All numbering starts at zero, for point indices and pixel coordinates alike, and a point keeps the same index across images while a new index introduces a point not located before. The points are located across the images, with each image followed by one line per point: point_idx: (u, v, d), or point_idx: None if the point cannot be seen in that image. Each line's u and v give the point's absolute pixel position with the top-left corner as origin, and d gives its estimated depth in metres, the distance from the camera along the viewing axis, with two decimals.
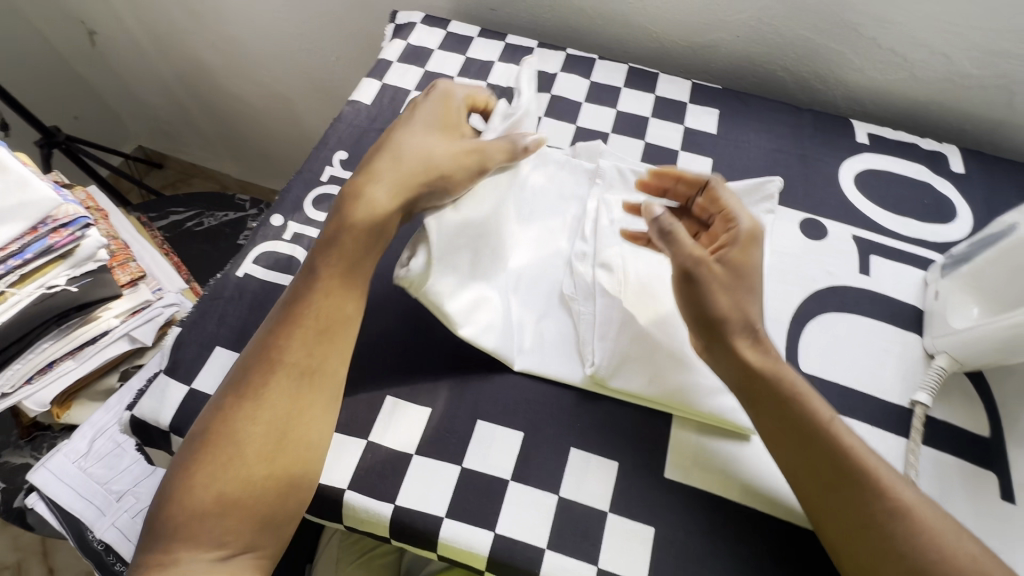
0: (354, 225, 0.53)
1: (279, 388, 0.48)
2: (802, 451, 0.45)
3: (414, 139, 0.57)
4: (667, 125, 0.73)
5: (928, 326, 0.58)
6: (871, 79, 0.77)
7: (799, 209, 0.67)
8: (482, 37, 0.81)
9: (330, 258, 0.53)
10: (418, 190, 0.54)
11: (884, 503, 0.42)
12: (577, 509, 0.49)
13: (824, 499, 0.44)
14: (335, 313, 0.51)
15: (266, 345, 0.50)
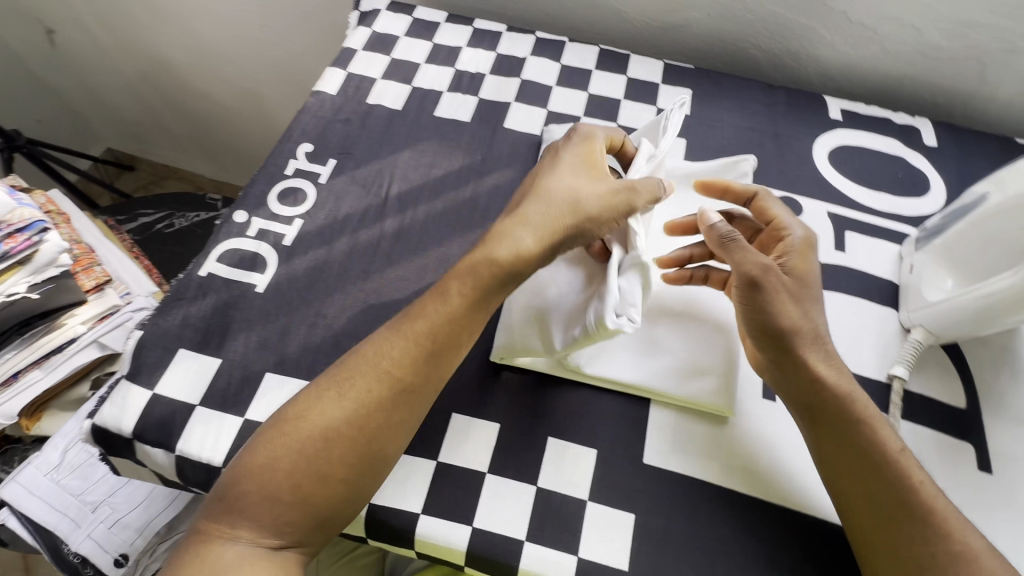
0: (474, 261, 0.48)
1: (376, 393, 0.45)
2: (874, 483, 0.44)
3: (573, 181, 0.50)
4: (640, 107, 0.72)
5: (904, 301, 0.58)
6: (843, 55, 0.77)
7: (773, 187, 0.66)
8: (450, 22, 0.79)
9: (463, 280, 0.48)
10: (564, 236, 0.48)
11: (947, 547, 0.41)
12: (556, 499, 0.48)
13: (891, 531, 0.42)
14: (437, 320, 0.47)
15: (380, 348, 0.47)
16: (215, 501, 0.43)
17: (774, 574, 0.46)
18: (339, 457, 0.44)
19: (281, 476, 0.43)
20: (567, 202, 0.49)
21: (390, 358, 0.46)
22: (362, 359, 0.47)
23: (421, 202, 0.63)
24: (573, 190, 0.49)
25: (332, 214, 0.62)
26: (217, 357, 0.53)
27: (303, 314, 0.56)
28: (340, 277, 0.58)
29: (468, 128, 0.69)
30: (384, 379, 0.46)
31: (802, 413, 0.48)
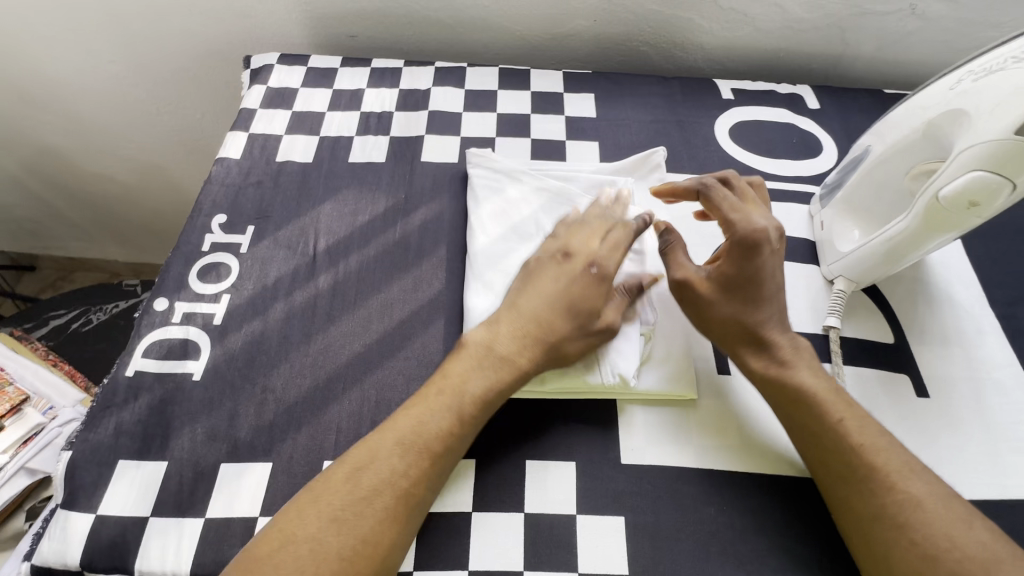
0: (464, 394, 0.48)
1: (377, 515, 0.43)
2: (819, 449, 0.47)
3: (557, 308, 0.51)
4: (548, 118, 0.74)
5: (823, 256, 0.62)
6: (722, 38, 0.82)
7: (686, 172, 0.69)
8: (346, 66, 0.78)
9: (479, 379, 0.49)
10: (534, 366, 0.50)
11: (895, 496, 0.43)
12: (546, 520, 0.48)
13: (846, 491, 0.45)
14: (436, 428, 0.47)
15: (393, 461, 0.45)
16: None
17: (762, 539, 0.48)
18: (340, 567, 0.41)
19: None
20: (552, 345, 0.51)
21: (397, 469, 0.45)
22: (361, 481, 0.44)
23: (351, 252, 0.62)
24: (554, 326, 0.51)
25: (260, 282, 0.60)
26: (163, 459, 0.50)
27: (249, 393, 0.53)
28: (282, 346, 0.56)
29: (385, 168, 0.68)
30: (391, 485, 0.44)
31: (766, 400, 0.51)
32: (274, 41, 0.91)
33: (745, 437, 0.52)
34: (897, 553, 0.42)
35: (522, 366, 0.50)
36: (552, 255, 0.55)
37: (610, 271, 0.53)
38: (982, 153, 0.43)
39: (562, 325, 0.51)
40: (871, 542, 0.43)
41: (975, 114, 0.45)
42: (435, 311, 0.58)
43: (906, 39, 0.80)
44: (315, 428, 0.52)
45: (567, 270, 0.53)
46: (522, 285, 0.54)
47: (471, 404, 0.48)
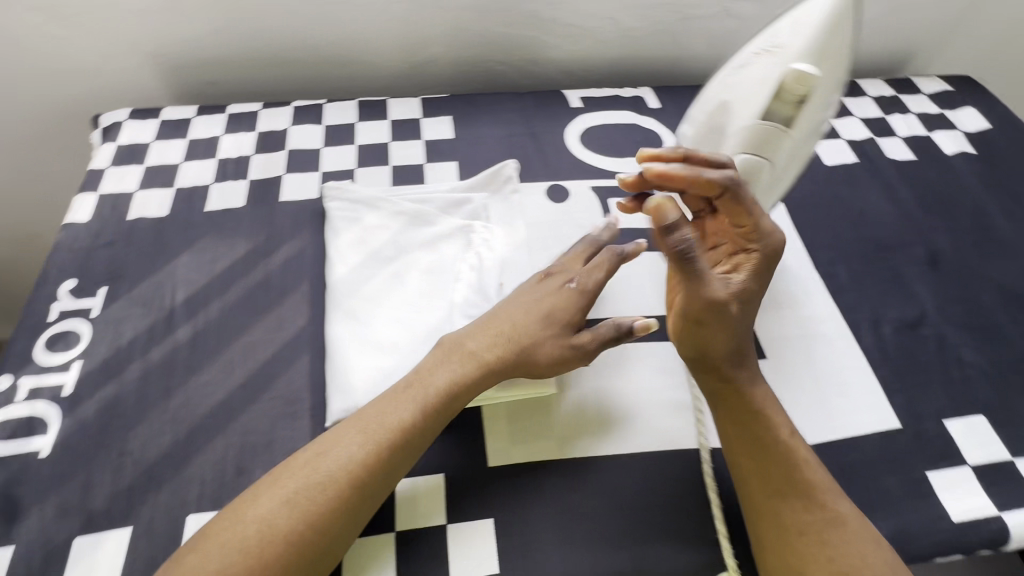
0: (430, 387, 0.51)
1: (328, 499, 0.45)
2: (767, 463, 0.48)
3: (534, 316, 0.55)
4: (407, 144, 0.76)
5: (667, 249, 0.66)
6: (568, 52, 0.88)
7: (540, 180, 0.74)
8: (201, 114, 0.78)
9: (450, 372, 0.52)
10: (502, 363, 0.53)
11: (822, 515, 0.46)
12: (416, 534, 0.49)
13: (777, 503, 0.47)
14: (399, 421, 0.49)
15: (353, 451, 0.47)
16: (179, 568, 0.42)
17: (622, 516, 0.51)
18: (288, 548, 0.43)
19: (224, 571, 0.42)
20: (524, 342, 0.53)
21: (356, 457, 0.47)
22: (319, 467, 0.46)
23: (210, 300, 0.61)
24: (529, 329, 0.54)
25: (114, 343, 0.58)
26: (9, 544, 0.47)
27: (104, 461, 0.51)
28: (138, 406, 0.55)
29: (244, 213, 0.69)
30: (345, 476, 0.46)
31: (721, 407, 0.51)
32: (130, 96, 0.89)
33: (602, 422, 0.55)
34: (811, 565, 0.45)
35: (490, 364, 0.52)
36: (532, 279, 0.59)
37: (591, 289, 0.56)
38: (738, 139, 0.49)
39: (535, 330, 0.54)
40: (792, 554, 0.45)
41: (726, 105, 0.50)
42: (298, 348, 0.59)
43: (729, 37, 0.88)
44: (177, 485, 0.51)
45: (547, 285, 0.57)
46: (503, 301, 0.57)
47: (436, 395, 0.51)
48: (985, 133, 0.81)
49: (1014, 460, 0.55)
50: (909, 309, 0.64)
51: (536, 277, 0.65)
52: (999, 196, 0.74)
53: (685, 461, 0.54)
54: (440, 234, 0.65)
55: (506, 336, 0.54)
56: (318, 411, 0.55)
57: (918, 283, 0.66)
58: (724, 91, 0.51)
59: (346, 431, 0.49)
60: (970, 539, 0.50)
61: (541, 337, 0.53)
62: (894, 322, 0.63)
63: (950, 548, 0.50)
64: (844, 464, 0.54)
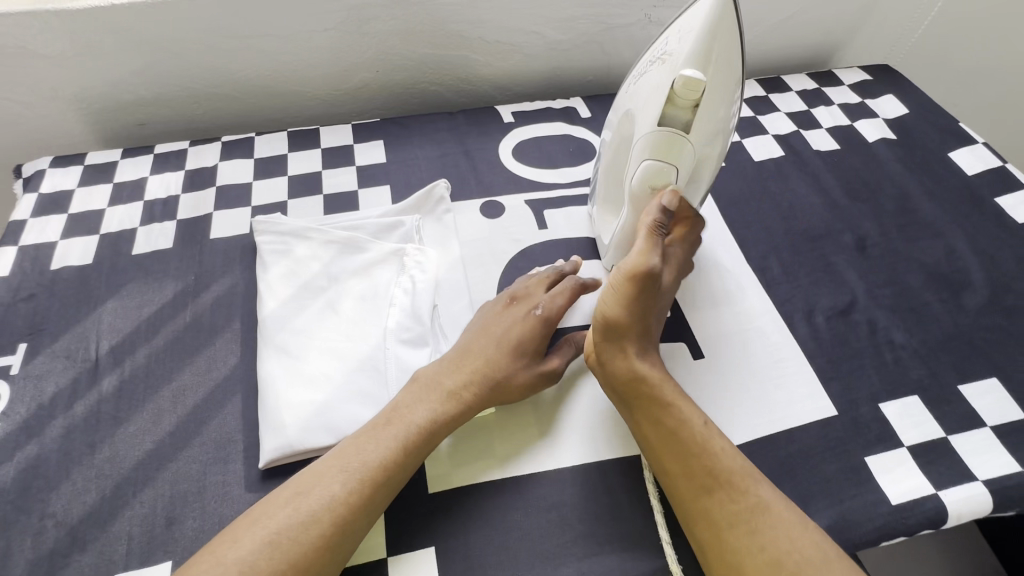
0: (410, 423, 0.51)
1: (306, 540, 0.44)
2: (686, 460, 0.49)
3: (503, 348, 0.56)
4: (339, 171, 0.76)
5: (603, 256, 0.67)
6: (499, 68, 0.89)
7: (475, 197, 0.74)
8: (127, 156, 0.77)
9: (427, 406, 0.52)
10: (476, 400, 0.53)
11: (747, 504, 0.46)
12: (356, 572, 0.48)
13: (704, 500, 0.47)
14: (380, 457, 0.48)
15: (334, 490, 0.46)
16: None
17: (566, 530, 0.50)
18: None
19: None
20: (497, 376, 0.54)
21: (336, 495, 0.46)
22: (299, 505, 0.45)
23: (138, 347, 0.60)
24: (498, 362, 0.55)
25: (36, 400, 0.56)
26: None
27: (24, 525, 0.49)
28: (62, 464, 0.53)
29: (172, 254, 0.67)
30: (328, 512, 0.45)
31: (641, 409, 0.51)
32: (56, 143, 0.87)
33: (542, 436, 0.55)
34: (745, 560, 0.44)
35: (464, 400, 0.53)
36: (501, 302, 0.60)
37: (554, 315, 0.59)
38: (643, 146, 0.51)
39: (507, 365, 0.55)
40: (726, 553, 0.45)
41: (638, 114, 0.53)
42: (230, 388, 0.57)
43: None
44: (103, 544, 0.49)
45: (514, 312, 0.59)
46: (475, 331, 0.57)
47: (417, 431, 0.50)
48: (905, 118, 0.84)
49: (949, 437, 0.56)
50: (841, 296, 0.65)
51: (473, 295, 0.65)
52: (921, 179, 0.76)
53: (627, 468, 0.54)
54: (371, 259, 0.64)
55: (478, 368, 0.54)
56: (251, 451, 0.54)
57: (848, 270, 0.68)
58: (636, 102, 0.53)
59: (324, 465, 0.48)
60: (910, 521, 0.51)
61: (513, 369, 0.55)
62: (826, 310, 0.64)
63: (891, 531, 0.51)
64: (784, 456, 0.54)
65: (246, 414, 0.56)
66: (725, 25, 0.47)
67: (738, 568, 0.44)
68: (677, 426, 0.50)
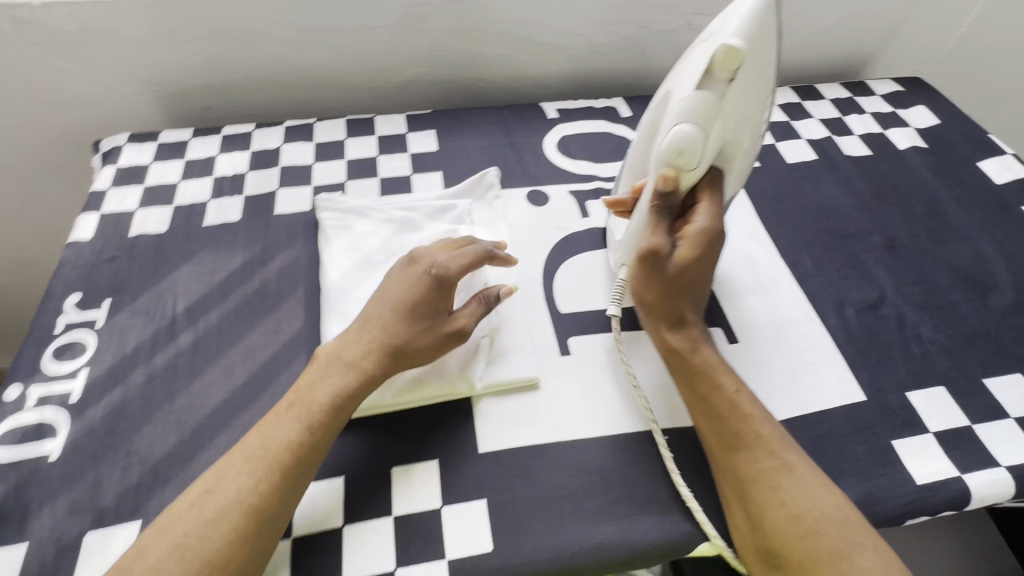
0: (313, 405, 0.52)
1: (216, 536, 0.45)
2: (716, 420, 0.52)
3: (400, 316, 0.56)
4: (394, 157, 0.81)
5: (613, 247, 0.68)
6: (544, 67, 0.93)
7: (521, 185, 0.78)
8: (197, 136, 0.82)
9: (329, 388, 0.53)
10: (381, 367, 0.54)
11: (772, 463, 0.50)
12: (414, 519, 0.52)
13: (731, 458, 0.51)
14: (285, 444, 0.50)
15: (239, 486, 0.47)
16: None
17: (608, 491, 0.54)
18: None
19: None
20: (396, 344, 0.55)
21: (242, 489, 0.47)
22: (207, 504, 0.47)
23: (210, 308, 0.65)
24: (395, 330, 0.55)
25: (121, 350, 0.61)
26: (23, 542, 0.49)
27: (111, 461, 0.54)
28: (144, 409, 0.57)
29: (240, 226, 0.72)
30: (237, 506, 0.46)
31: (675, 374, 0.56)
32: (129, 122, 0.94)
33: (585, 404, 0.59)
34: (767, 513, 0.47)
35: (367, 370, 0.54)
36: (402, 268, 0.59)
37: (451, 275, 0.57)
38: (674, 131, 0.53)
39: (408, 332, 0.55)
40: (749, 507, 0.48)
41: (672, 98, 0.55)
42: (296, 348, 0.62)
43: None
44: (183, 480, 0.53)
45: (413, 276, 0.58)
46: (378, 300, 0.57)
47: (320, 412, 0.52)
48: (935, 129, 0.87)
49: (973, 426, 0.59)
50: (870, 291, 0.69)
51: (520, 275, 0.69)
52: (949, 186, 0.79)
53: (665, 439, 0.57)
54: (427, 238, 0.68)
55: (379, 337, 0.55)
56: None
57: (878, 268, 0.71)
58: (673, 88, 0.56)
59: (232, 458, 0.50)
60: (934, 500, 0.54)
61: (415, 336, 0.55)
62: (857, 304, 0.67)
63: (915, 508, 0.54)
64: (815, 435, 0.57)
65: None
66: (765, 19, 0.52)
67: (760, 520, 0.48)
68: (711, 391, 0.53)
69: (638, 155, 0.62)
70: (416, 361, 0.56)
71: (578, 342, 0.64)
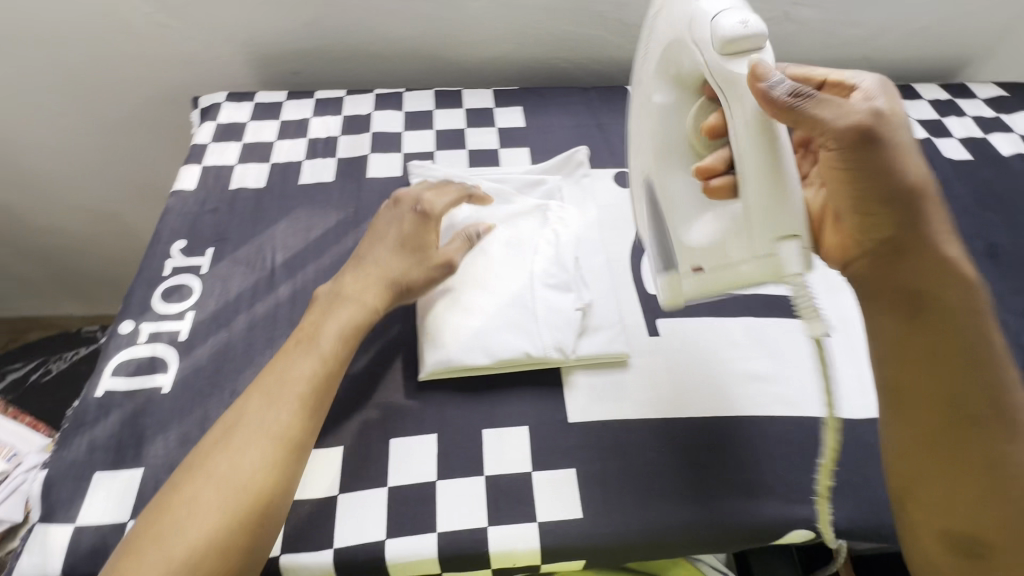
0: (320, 341, 0.55)
1: (246, 458, 0.48)
2: (970, 378, 0.46)
3: (395, 257, 0.61)
4: (482, 131, 0.81)
5: (699, 279, 0.50)
6: (631, 51, 0.93)
7: (608, 167, 0.78)
8: (292, 98, 0.84)
9: (335, 326, 0.56)
10: (384, 298, 0.59)
11: (1021, 444, 0.45)
12: (505, 481, 0.53)
13: (968, 436, 0.45)
14: (298, 376, 0.53)
15: (257, 416, 0.50)
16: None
17: (697, 473, 0.54)
18: (209, 552, 0.44)
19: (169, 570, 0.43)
20: (393, 278, 0.60)
21: (264, 418, 0.50)
22: (232, 433, 0.50)
23: (307, 263, 0.67)
24: (390, 265, 0.61)
25: (223, 296, 0.63)
26: (139, 466, 0.52)
27: (218, 398, 0.56)
28: (246, 353, 0.59)
29: (334, 186, 0.74)
30: (261, 434, 0.49)
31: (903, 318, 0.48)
32: (222, 83, 0.97)
33: (673, 385, 0.59)
34: (996, 503, 0.44)
35: (372, 303, 0.59)
36: (388, 211, 0.65)
37: (434, 210, 0.63)
38: (713, 42, 0.46)
39: (402, 262, 0.61)
40: (997, 483, 0.44)
41: (689, 33, 0.49)
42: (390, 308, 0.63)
43: (788, 41, 0.92)
44: None
45: (399, 215, 0.64)
46: (374, 233, 0.64)
47: (328, 346, 0.55)
48: None
49: None
50: None
51: (608, 254, 0.69)
52: None
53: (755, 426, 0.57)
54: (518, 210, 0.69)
55: (376, 273, 0.60)
56: (409, 365, 0.60)
57: (978, 274, 0.69)
58: (682, 22, 0.50)
59: (249, 420, 0.50)
60: None
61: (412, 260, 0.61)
62: None
63: None
64: None
65: (405, 333, 0.62)
66: None
67: (999, 505, 0.44)
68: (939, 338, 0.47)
69: (672, 128, 0.53)
70: (413, 291, 0.61)
71: (666, 324, 0.63)
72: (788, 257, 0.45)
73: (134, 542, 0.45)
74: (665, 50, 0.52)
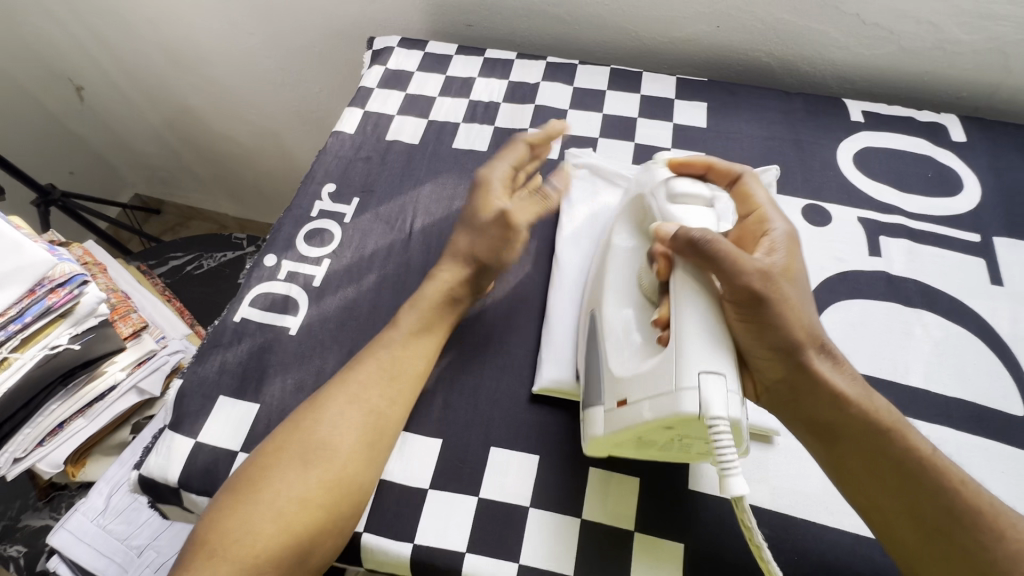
0: (410, 325, 0.53)
1: (348, 437, 0.47)
2: (889, 488, 0.41)
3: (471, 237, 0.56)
4: (655, 124, 0.72)
5: (619, 416, 0.43)
6: (859, 56, 0.76)
7: (800, 196, 0.65)
8: (461, 54, 0.81)
9: (423, 313, 0.54)
10: (467, 280, 0.55)
11: (981, 533, 0.39)
12: (602, 531, 0.47)
13: (916, 540, 0.40)
14: (399, 362, 0.51)
15: (351, 398, 0.49)
16: (196, 549, 0.43)
17: None
18: (287, 543, 0.43)
19: (254, 557, 0.42)
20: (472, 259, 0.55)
21: (371, 403, 0.49)
22: (329, 410, 0.48)
23: (445, 235, 0.64)
24: (465, 245, 0.56)
25: (359, 250, 0.63)
26: (256, 402, 0.54)
27: (335, 356, 0.56)
28: (370, 314, 0.59)
29: (485, 157, 0.70)
30: (362, 416, 0.48)
31: (810, 432, 0.44)
32: (398, 26, 0.96)
33: (827, 484, 0.48)
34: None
35: (449, 284, 0.55)
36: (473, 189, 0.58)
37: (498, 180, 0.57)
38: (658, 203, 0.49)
39: (472, 239, 0.56)
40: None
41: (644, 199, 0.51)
42: (518, 305, 0.59)
43: None
44: None
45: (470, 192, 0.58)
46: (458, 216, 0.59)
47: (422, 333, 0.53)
48: None
49: None
50: None
51: None
52: None
53: None
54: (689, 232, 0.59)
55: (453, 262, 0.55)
56: (524, 371, 0.55)
57: None
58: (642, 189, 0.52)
59: (342, 413, 0.48)
60: None
61: (482, 237, 0.55)
62: None
63: None
64: None
65: (526, 335, 0.57)
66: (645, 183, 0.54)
67: None
68: (849, 440, 0.43)
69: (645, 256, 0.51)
70: (489, 265, 0.55)
71: None
72: (707, 394, 0.38)
73: (226, 501, 0.45)
74: (630, 206, 0.54)
